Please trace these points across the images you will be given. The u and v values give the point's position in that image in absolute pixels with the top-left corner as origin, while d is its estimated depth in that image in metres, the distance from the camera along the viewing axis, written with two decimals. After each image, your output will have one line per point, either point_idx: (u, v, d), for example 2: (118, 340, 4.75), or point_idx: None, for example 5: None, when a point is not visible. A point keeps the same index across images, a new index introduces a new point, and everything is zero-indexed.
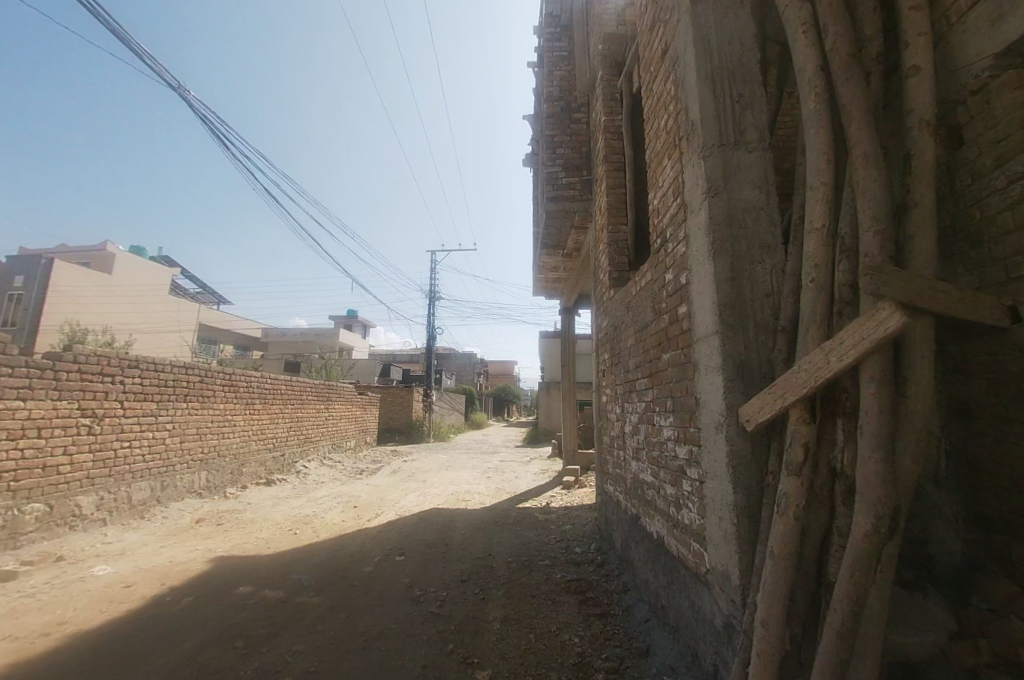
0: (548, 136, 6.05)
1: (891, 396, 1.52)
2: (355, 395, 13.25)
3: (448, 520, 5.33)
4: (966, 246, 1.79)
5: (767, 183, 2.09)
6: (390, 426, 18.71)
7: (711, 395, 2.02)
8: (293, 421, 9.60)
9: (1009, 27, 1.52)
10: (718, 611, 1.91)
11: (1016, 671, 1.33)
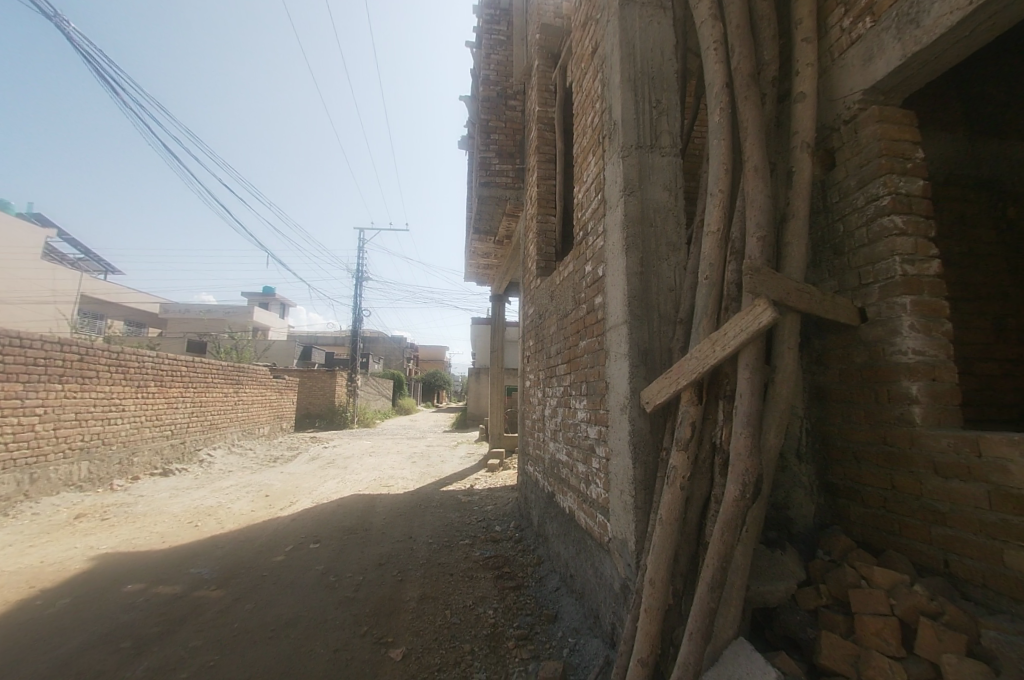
0: (482, 119, 5.98)
1: (763, 381, 1.75)
2: (269, 378, 12.33)
3: (368, 506, 5.23)
4: (830, 254, 2.09)
5: (677, 186, 2.26)
6: (311, 412, 17.67)
7: (619, 379, 2.18)
8: (196, 406, 8.75)
9: (878, 70, 1.80)
10: (617, 575, 2.12)
11: (848, 608, 1.64)
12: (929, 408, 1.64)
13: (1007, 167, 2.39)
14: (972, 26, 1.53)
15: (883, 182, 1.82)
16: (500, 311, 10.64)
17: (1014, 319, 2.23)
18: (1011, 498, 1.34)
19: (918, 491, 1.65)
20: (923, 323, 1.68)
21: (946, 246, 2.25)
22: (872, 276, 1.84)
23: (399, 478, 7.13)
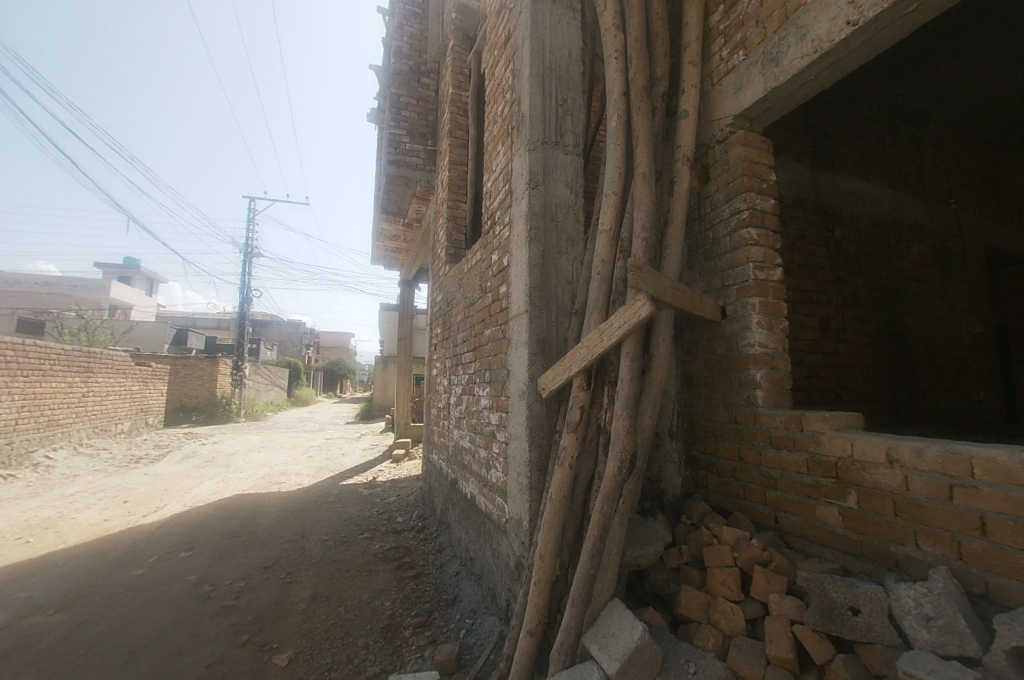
0: (392, 94, 5.70)
1: (641, 369, 1.95)
2: (130, 365, 10.51)
3: (256, 506, 4.77)
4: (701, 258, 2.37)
5: (577, 184, 2.39)
6: (187, 405, 15.47)
7: (519, 367, 2.25)
8: (26, 399, 7.15)
9: (745, 98, 2.08)
10: (513, 554, 2.22)
11: (702, 563, 1.90)
12: (768, 392, 1.96)
13: (835, 196, 2.91)
14: (813, 69, 1.84)
15: (744, 198, 2.08)
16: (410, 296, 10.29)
17: (834, 320, 2.74)
18: (823, 464, 1.71)
19: (758, 461, 1.97)
20: (767, 321, 1.99)
21: (789, 257, 2.68)
22: (732, 279, 2.11)
23: (294, 475, 6.61)
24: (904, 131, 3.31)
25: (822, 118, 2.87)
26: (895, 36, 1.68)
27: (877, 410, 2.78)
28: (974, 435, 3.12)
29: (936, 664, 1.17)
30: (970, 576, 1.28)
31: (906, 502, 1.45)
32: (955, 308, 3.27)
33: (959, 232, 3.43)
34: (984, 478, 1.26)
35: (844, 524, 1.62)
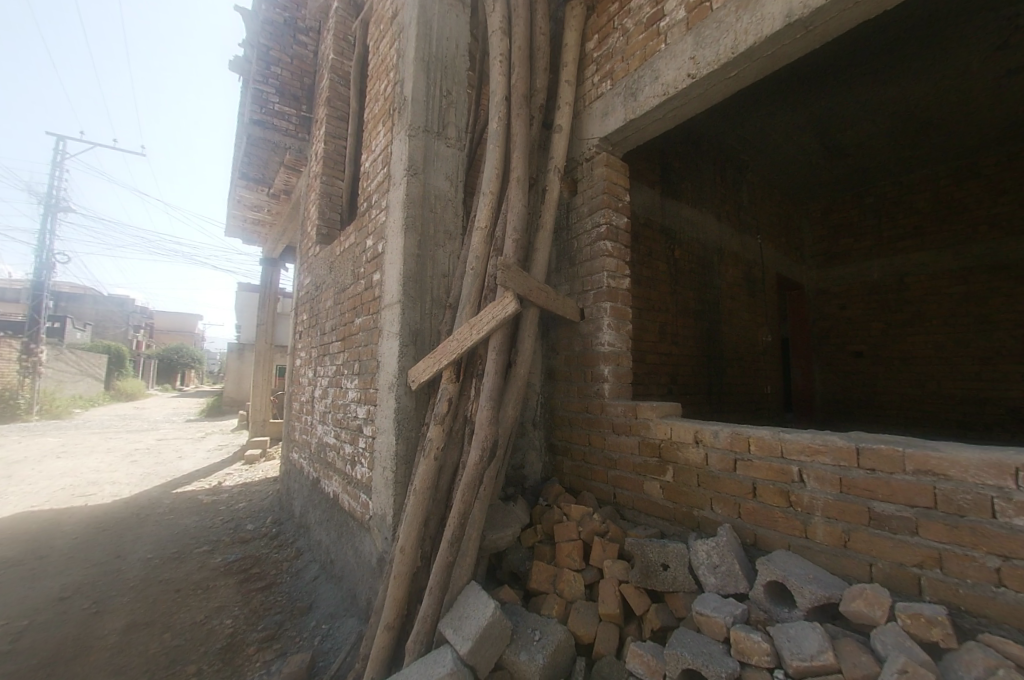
0: (260, 43, 4.99)
1: (507, 363, 2.06)
2: None
3: (46, 526, 3.78)
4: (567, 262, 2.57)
5: (457, 179, 2.42)
6: None
7: (389, 358, 2.19)
8: None
9: (609, 125, 2.33)
10: (375, 551, 2.16)
11: (554, 539, 2.10)
12: (614, 385, 2.24)
13: (677, 221, 3.45)
14: (662, 109, 2.15)
15: (603, 214, 2.33)
16: (274, 278, 9.33)
17: (670, 325, 3.27)
18: (651, 445, 2.02)
19: (604, 445, 2.24)
20: (616, 324, 2.27)
21: (639, 269, 3.11)
22: (590, 285, 2.34)
23: (109, 485, 5.40)
24: (729, 175, 4.08)
25: (669, 153, 3.40)
26: (719, 95, 2.07)
27: (697, 401, 3.39)
28: (759, 421, 4.00)
29: (719, 601, 1.52)
30: (744, 529, 1.68)
31: (705, 474, 1.81)
32: (754, 321, 4.14)
33: (760, 261, 4.36)
34: (756, 452, 1.67)
35: (663, 495, 1.94)
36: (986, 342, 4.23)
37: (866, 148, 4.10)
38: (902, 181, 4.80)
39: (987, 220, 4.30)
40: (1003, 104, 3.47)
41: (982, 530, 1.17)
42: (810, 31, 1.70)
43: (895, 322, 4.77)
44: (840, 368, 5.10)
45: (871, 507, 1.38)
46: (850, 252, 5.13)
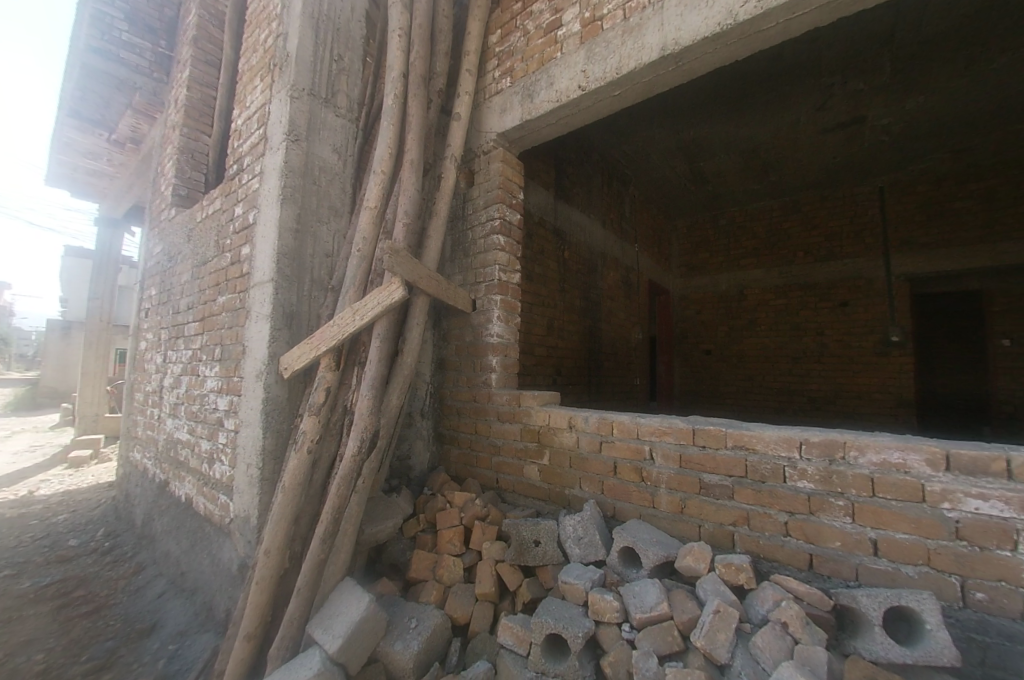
0: None
1: (393, 351, 2.02)
2: None
3: None
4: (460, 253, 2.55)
5: (346, 154, 2.28)
6: None
7: (257, 343, 1.99)
8: None
9: (506, 121, 2.39)
10: (236, 556, 1.96)
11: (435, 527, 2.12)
12: (501, 375, 2.32)
13: (568, 223, 3.69)
14: (556, 114, 2.26)
15: (497, 208, 2.39)
16: (116, 243, 7.77)
17: (557, 321, 3.49)
18: (531, 431, 2.14)
19: (489, 433, 2.31)
20: (505, 316, 2.35)
21: (530, 266, 3.26)
22: (482, 277, 2.39)
23: None
24: (616, 185, 4.49)
25: (563, 158, 3.63)
26: (605, 110, 2.25)
27: (578, 391, 3.68)
28: (628, 409, 4.50)
29: (581, 570, 1.69)
30: (606, 503, 1.88)
31: (576, 456, 1.98)
32: (629, 320, 4.64)
33: (636, 267, 4.88)
34: (618, 435, 1.87)
35: (540, 477, 2.08)
36: (796, 345, 5.30)
37: (723, 177, 4.83)
38: (747, 208, 5.75)
39: (802, 247, 5.37)
40: (816, 156, 4.38)
41: (777, 493, 1.49)
42: (679, 66, 1.93)
43: (735, 325, 5.73)
44: (695, 364, 5.97)
45: (702, 477, 1.65)
46: (708, 265, 6.00)
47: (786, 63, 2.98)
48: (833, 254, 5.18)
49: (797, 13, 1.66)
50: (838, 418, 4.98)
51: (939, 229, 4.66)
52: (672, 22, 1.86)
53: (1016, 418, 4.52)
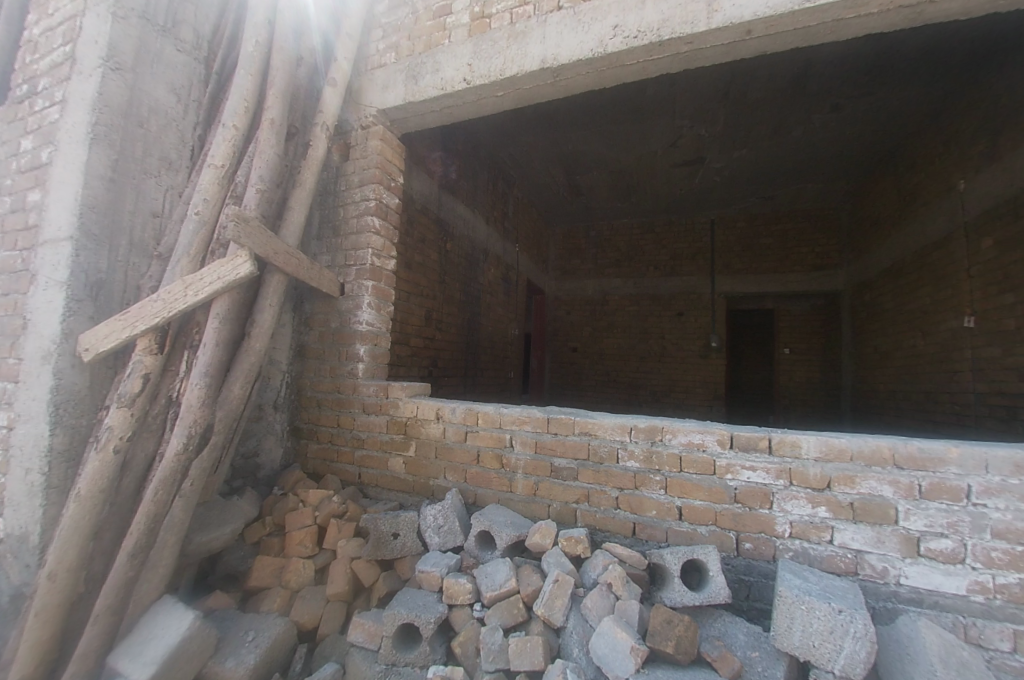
0: None
1: (237, 334, 1.81)
2: None
3: None
4: (329, 232, 2.35)
5: (189, 99, 1.93)
6: None
7: (44, 317, 1.56)
8: None
9: (388, 98, 2.29)
10: (3, 588, 1.53)
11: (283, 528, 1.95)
12: (369, 365, 2.22)
13: (451, 215, 3.72)
14: (441, 103, 2.23)
15: (373, 189, 2.27)
16: None
17: (435, 313, 3.49)
18: (398, 423, 2.10)
19: (352, 425, 2.20)
20: (376, 304, 2.25)
21: (410, 254, 3.19)
22: (353, 261, 2.25)
23: None
24: (501, 185, 4.64)
25: (447, 150, 3.64)
26: (488, 108, 2.29)
27: (453, 383, 3.73)
28: (501, 400, 4.70)
29: (438, 557, 1.71)
30: (468, 491, 1.94)
31: (441, 446, 2.00)
32: (507, 316, 4.86)
33: (516, 266, 5.13)
34: (482, 425, 1.94)
35: (404, 469, 2.05)
36: (645, 346, 6.14)
37: (595, 193, 5.34)
38: (613, 224, 6.44)
39: (653, 263, 6.23)
40: (669, 185, 5.11)
41: (611, 472, 1.71)
42: (556, 81, 2.07)
43: (598, 326, 6.40)
44: (563, 360, 6.52)
45: (553, 461, 1.80)
46: (580, 271, 6.57)
47: (649, 99, 3.41)
48: (675, 271, 6.12)
49: (653, 57, 1.90)
50: (672, 408, 5.91)
51: (750, 258, 5.82)
52: (552, 38, 1.97)
53: (788, 407, 5.84)
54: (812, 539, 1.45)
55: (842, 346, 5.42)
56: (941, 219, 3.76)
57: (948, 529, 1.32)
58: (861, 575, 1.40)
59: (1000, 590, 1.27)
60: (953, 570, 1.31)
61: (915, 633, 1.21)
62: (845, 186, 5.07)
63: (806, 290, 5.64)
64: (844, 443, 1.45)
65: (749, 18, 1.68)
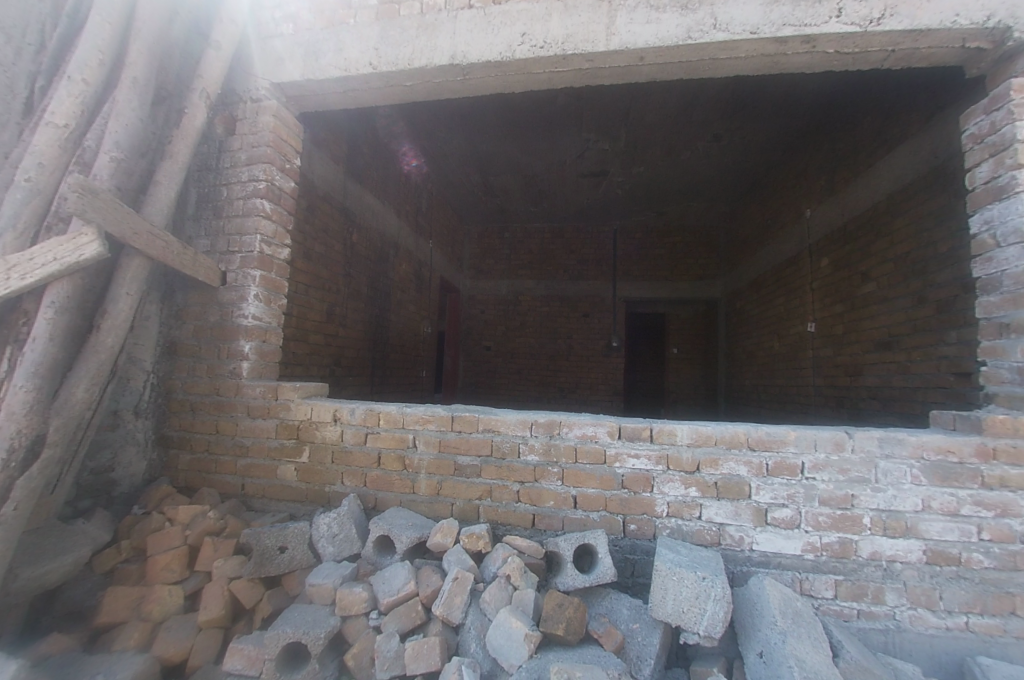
0: None
1: (81, 327, 1.54)
2: None
3: None
4: (209, 215, 2.10)
5: (21, 41, 1.60)
6: None
7: None
8: None
9: (284, 73, 2.11)
10: None
11: (143, 552, 1.69)
12: (255, 364, 2.01)
13: (357, 206, 3.54)
14: (344, 85, 2.11)
15: (264, 170, 2.07)
16: None
17: (337, 308, 3.30)
18: (289, 427, 1.94)
19: (234, 431, 1.99)
20: (265, 296, 2.06)
21: (310, 244, 2.97)
22: (238, 246, 2.03)
23: None
24: (411, 179, 4.57)
25: (353, 137, 3.47)
26: (396, 97, 2.22)
27: (359, 382, 3.57)
28: (410, 400, 4.59)
29: (331, 568, 1.61)
30: (367, 496, 1.85)
31: (339, 450, 1.88)
32: (419, 314, 4.77)
33: (428, 263, 5.06)
34: (384, 426, 1.87)
35: (296, 477, 1.90)
36: (555, 345, 6.43)
37: (510, 195, 5.47)
38: (526, 227, 6.65)
39: (561, 267, 6.55)
40: (577, 194, 5.42)
41: (513, 467, 1.75)
42: (466, 79, 2.07)
43: (510, 326, 6.55)
44: (476, 359, 6.57)
45: (456, 460, 1.80)
46: (494, 271, 6.68)
47: (561, 110, 3.57)
48: (582, 276, 6.50)
49: (559, 69, 1.99)
50: (577, 404, 6.26)
51: (646, 267, 6.39)
52: (462, 35, 1.97)
53: (675, 402, 6.50)
54: (685, 516, 1.62)
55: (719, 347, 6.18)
56: (793, 240, 4.48)
57: (788, 500, 1.57)
58: (723, 545, 1.60)
59: (825, 547, 1.55)
60: (792, 534, 1.56)
61: (761, 592, 1.40)
62: (722, 208, 5.81)
63: (691, 297, 6.35)
64: (710, 430, 1.65)
65: (641, 46, 1.84)
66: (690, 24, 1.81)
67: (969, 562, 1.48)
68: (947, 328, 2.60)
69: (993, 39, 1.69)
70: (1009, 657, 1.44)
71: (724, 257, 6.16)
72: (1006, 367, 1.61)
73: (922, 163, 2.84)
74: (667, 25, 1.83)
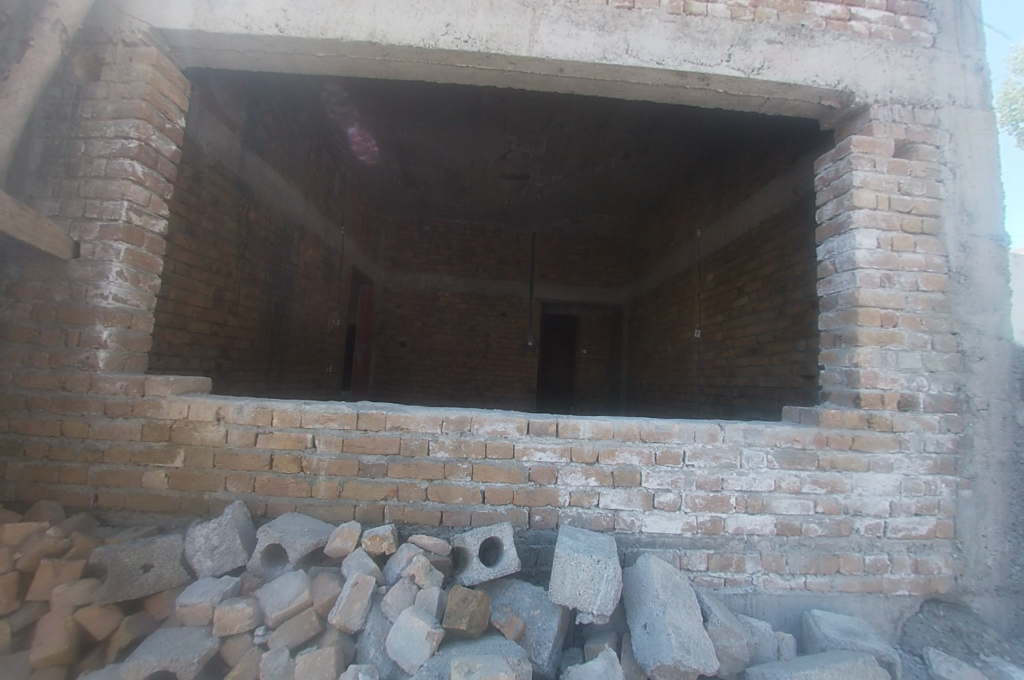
0: None
1: None
2: None
3: None
4: (60, 173, 1.74)
5: None
6: None
7: None
8: None
9: (167, 17, 1.82)
10: None
11: None
12: (114, 354, 1.70)
13: (256, 180, 3.19)
14: (244, 44, 1.89)
15: (136, 126, 1.77)
16: None
17: (228, 293, 2.96)
18: (159, 428, 1.69)
19: (85, 433, 1.67)
20: (132, 274, 1.76)
21: (196, 219, 2.62)
22: (98, 213, 1.72)
23: None
24: (322, 159, 4.23)
25: (255, 105, 3.12)
26: (304, 67, 2.03)
27: (251, 376, 3.23)
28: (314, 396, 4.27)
29: (209, 584, 1.44)
30: (255, 502, 1.69)
31: (222, 453, 1.69)
32: (326, 305, 4.46)
33: (340, 250, 4.75)
34: (277, 425, 1.72)
35: (167, 484, 1.67)
36: (472, 343, 6.45)
37: (432, 188, 5.35)
38: (448, 222, 6.56)
39: (482, 265, 6.58)
40: (500, 194, 5.48)
41: (421, 465, 1.72)
42: (385, 60, 1.97)
43: (427, 322, 6.42)
44: (391, 355, 6.34)
45: (360, 460, 1.72)
46: (413, 264, 6.49)
47: (485, 108, 3.59)
48: (502, 275, 6.59)
49: (481, 67, 1.99)
50: (493, 402, 6.37)
51: (561, 270, 6.69)
52: (382, 13, 1.87)
53: (583, 399, 6.91)
54: (584, 504, 1.74)
55: (622, 348, 6.69)
56: (686, 255, 5.02)
57: (671, 485, 1.76)
58: (617, 529, 1.74)
59: (699, 525, 1.76)
60: (674, 515, 1.75)
61: (647, 569, 1.54)
62: (630, 220, 6.29)
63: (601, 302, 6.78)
64: (608, 424, 1.78)
65: (561, 57, 1.91)
66: (605, 45, 1.93)
67: (807, 532, 1.79)
68: (799, 338, 3.10)
69: (840, 100, 2.05)
70: (834, 607, 1.77)
71: (630, 265, 6.68)
72: (837, 371, 1.97)
73: (786, 198, 3.36)
74: (586, 42, 1.92)
